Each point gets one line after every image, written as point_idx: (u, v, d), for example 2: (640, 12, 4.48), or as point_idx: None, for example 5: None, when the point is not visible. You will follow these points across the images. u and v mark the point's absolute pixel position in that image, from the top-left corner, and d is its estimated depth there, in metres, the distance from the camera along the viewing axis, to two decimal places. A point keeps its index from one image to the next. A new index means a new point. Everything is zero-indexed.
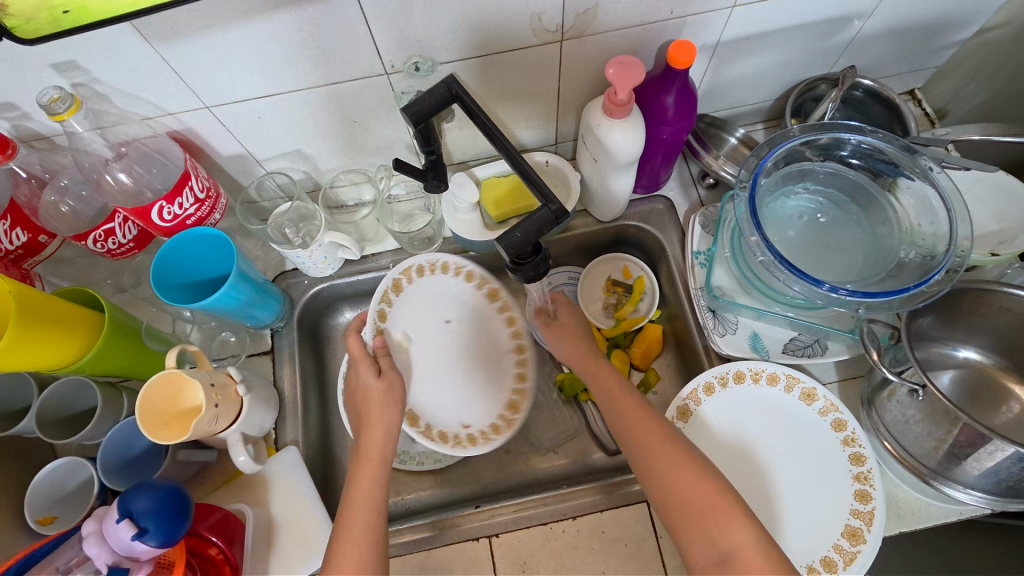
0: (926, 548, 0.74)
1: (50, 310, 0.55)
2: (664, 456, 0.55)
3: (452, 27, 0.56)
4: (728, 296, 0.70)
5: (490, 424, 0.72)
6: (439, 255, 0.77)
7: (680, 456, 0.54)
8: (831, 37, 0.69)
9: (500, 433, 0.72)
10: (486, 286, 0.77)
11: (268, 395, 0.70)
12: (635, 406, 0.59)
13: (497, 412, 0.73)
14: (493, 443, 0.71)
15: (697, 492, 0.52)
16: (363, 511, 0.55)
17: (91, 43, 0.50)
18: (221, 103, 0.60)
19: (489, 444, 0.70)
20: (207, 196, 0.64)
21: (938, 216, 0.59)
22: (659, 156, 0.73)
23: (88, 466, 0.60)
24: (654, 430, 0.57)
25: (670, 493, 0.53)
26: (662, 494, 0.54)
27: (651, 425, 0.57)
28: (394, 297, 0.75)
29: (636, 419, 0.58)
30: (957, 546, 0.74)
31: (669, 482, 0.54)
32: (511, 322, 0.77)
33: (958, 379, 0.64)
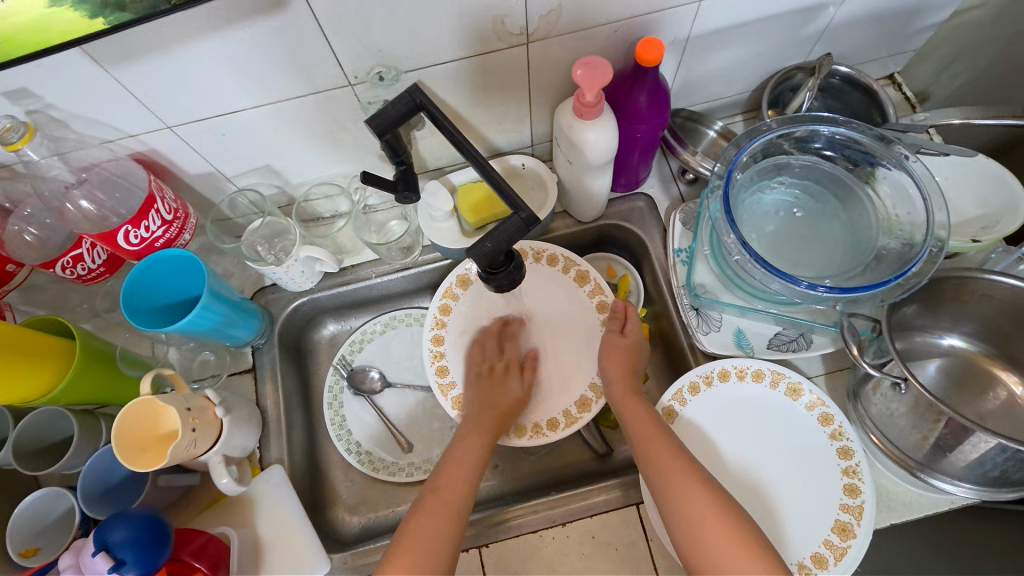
0: (916, 535, 0.74)
1: (17, 343, 0.54)
2: (686, 492, 0.55)
3: (413, 36, 0.55)
4: (709, 294, 0.70)
5: (551, 418, 0.71)
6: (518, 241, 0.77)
7: (702, 493, 0.55)
8: (805, 26, 0.68)
9: (555, 431, 0.70)
10: (575, 268, 0.77)
11: (250, 414, 0.69)
12: (661, 439, 0.60)
13: (562, 408, 0.71)
14: (540, 440, 0.70)
15: (716, 532, 0.53)
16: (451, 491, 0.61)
17: (40, 70, 0.48)
18: (184, 122, 0.58)
19: (534, 441, 0.70)
20: (175, 217, 0.63)
21: (915, 205, 0.58)
22: (636, 154, 0.72)
23: (69, 495, 0.59)
24: (673, 461, 0.58)
25: (690, 527, 0.54)
26: (681, 528, 0.55)
27: (674, 459, 0.58)
28: (458, 293, 0.77)
29: (660, 452, 0.59)
30: (949, 531, 0.73)
31: (690, 517, 0.54)
32: (601, 305, 0.76)
33: (944, 368, 0.63)
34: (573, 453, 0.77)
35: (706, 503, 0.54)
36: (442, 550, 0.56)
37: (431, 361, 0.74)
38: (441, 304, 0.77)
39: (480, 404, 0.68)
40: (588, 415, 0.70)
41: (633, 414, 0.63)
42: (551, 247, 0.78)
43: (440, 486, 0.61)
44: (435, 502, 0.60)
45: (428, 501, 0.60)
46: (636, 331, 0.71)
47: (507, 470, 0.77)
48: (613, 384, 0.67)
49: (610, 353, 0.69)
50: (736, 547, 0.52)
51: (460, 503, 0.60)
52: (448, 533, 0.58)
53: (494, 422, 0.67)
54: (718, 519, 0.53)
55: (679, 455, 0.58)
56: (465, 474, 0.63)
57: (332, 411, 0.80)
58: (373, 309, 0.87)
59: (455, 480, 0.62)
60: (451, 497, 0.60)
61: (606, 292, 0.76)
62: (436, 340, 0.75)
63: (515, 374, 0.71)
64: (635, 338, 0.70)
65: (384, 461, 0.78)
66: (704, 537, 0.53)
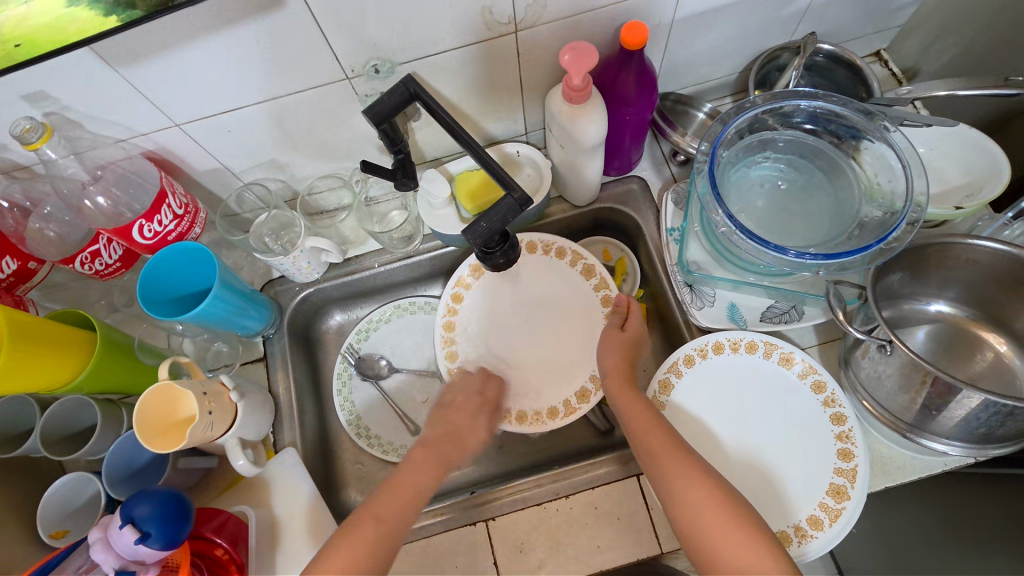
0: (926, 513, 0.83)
1: (45, 333, 0.58)
2: (685, 480, 0.57)
3: (403, 29, 0.57)
4: (703, 270, 0.71)
5: (551, 407, 0.73)
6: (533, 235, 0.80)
7: (702, 482, 0.57)
8: (787, 6, 0.69)
9: (555, 419, 0.72)
10: (580, 262, 0.79)
11: (263, 400, 0.72)
12: (658, 431, 0.61)
13: (564, 397, 0.74)
14: (540, 429, 0.72)
15: (714, 517, 0.54)
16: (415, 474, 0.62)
17: (56, 73, 0.51)
18: (191, 120, 0.61)
19: (534, 429, 0.72)
20: (186, 212, 0.66)
21: (895, 174, 0.60)
22: (627, 138, 0.74)
23: (95, 480, 0.62)
24: (672, 452, 0.59)
25: (688, 514, 0.56)
26: (682, 515, 0.56)
27: (671, 450, 0.59)
28: (471, 281, 0.80)
29: (657, 445, 0.60)
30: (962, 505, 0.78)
31: (690, 504, 0.56)
32: (606, 300, 0.77)
33: (933, 334, 0.65)
34: (576, 431, 0.80)
35: (700, 490, 0.56)
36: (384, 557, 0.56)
37: (442, 345, 0.77)
38: (454, 291, 0.79)
39: (450, 414, 0.70)
40: (586, 406, 0.72)
41: (630, 406, 0.65)
42: (561, 240, 0.80)
43: (401, 487, 0.61)
44: (376, 526, 0.57)
45: (362, 530, 0.56)
46: (637, 325, 0.72)
47: (513, 450, 0.79)
48: (610, 377, 0.68)
49: (613, 349, 0.70)
50: (731, 532, 0.53)
51: (392, 537, 0.57)
52: (378, 561, 0.55)
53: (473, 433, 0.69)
54: (715, 506, 0.55)
55: (676, 446, 0.60)
56: (425, 477, 0.63)
57: (342, 396, 0.83)
58: (378, 298, 0.90)
59: (413, 487, 0.61)
60: (404, 501, 0.60)
61: (611, 287, 0.77)
62: (449, 327, 0.78)
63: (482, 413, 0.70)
64: (636, 329, 0.71)
65: (393, 444, 0.81)
66: (703, 523, 0.55)
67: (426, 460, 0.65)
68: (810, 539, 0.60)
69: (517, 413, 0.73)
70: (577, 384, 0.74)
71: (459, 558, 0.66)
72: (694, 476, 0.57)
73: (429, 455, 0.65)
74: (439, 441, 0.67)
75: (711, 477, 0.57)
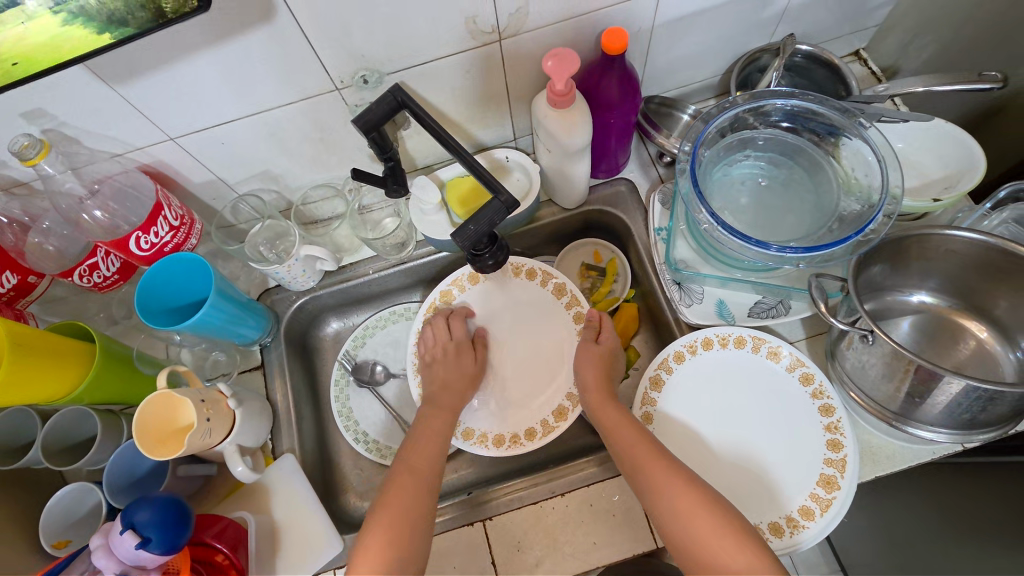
0: (922, 503, 0.85)
1: (44, 344, 0.59)
2: (671, 488, 0.58)
3: (389, 40, 0.59)
4: (691, 267, 0.73)
5: (528, 427, 0.74)
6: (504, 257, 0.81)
7: (688, 489, 0.58)
8: (764, 8, 0.71)
9: (533, 440, 0.73)
10: (551, 281, 0.80)
11: (261, 407, 0.73)
12: (639, 441, 0.62)
13: (541, 417, 0.74)
14: (518, 449, 0.73)
15: (702, 523, 0.56)
16: (429, 445, 0.68)
17: (53, 90, 0.53)
18: (186, 133, 0.63)
19: (511, 450, 0.72)
20: (182, 223, 0.68)
21: (872, 168, 0.61)
22: (612, 141, 0.76)
23: (97, 490, 0.63)
24: (655, 461, 0.60)
25: (679, 522, 0.56)
26: (672, 524, 0.57)
27: (655, 459, 0.60)
28: (442, 307, 0.81)
29: (641, 454, 0.61)
30: (957, 494, 0.79)
31: (680, 513, 0.57)
32: (578, 316, 0.78)
33: (917, 324, 0.66)
34: (571, 430, 0.81)
35: (687, 497, 0.57)
36: (417, 533, 0.59)
37: (451, 282, 0.81)
38: (426, 317, 0.80)
39: (437, 386, 0.73)
40: (564, 424, 0.73)
41: (610, 418, 0.66)
42: (531, 261, 0.81)
43: (417, 468, 0.65)
44: (412, 478, 0.63)
45: (399, 483, 0.63)
46: (611, 339, 0.74)
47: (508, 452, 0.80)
48: (589, 393, 0.69)
49: (592, 363, 0.71)
50: (722, 536, 0.55)
51: (427, 482, 0.64)
52: (424, 505, 0.62)
53: (454, 402, 0.72)
54: (704, 511, 0.56)
55: (660, 456, 0.61)
56: (435, 451, 0.67)
57: (339, 403, 0.84)
58: (373, 305, 0.91)
59: (428, 460, 0.66)
60: (420, 479, 0.64)
61: (583, 303, 0.78)
62: (421, 353, 0.79)
63: (468, 352, 0.76)
64: (610, 343, 0.73)
65: (391, 448, 0.82)
66: (692, 529, 0.56)
67: (432, 437, 0.69)
68: (802, 529, 0.61)
69: (494, 436, 0.74)
70: (552, 403, 0.75)
71: (457, 558, 0.67)
72: (681, 485, 0.58)
73: (431, 430, 0.69)
74: (436, 397, 0.72)
75: (697, 484, 0.58)
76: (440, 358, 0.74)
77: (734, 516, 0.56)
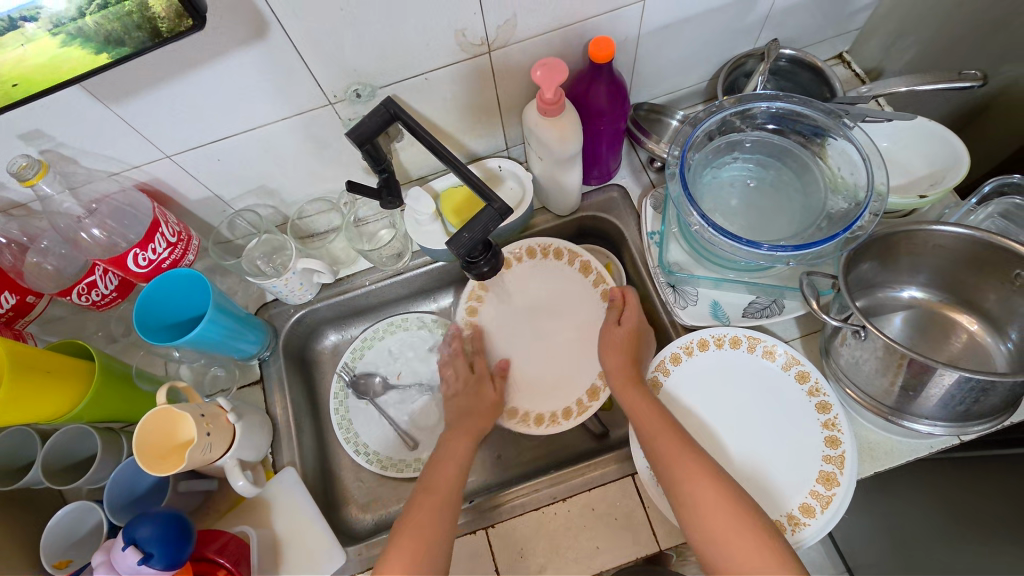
0: (929, 499, 0.84)
1: (44, 363, 0.59)
2: (692, 482, 0.58)
3: (381, 55, 0.60)
4: (685, 270, 0.74)
5: (566, 407, 0.76)
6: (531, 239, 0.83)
7: (710, 484, 0.58)
8: (747, 15, 0.73)
9: (568, 420, 0.75)
10: (579, 260, 0.82)
11: (261, 421, 0.73)
12: (664, 432, 0.62)
13: (576, 397, 0.77)
14: (556, 429, 0.75)
15: (720, 521, 0.56)
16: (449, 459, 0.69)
17: (51, 111, 0.54)
18: (182, 151, 0.64)
19: (550, 429, 0.75)
20: (179, 240, 0.69)
21: (857, 167, 0.63)
22: (603, 147, 0.77)
23: (97, 508, 0.62)
24: (681, 453, 0.60)
25: (698, 516, 0.57)
26: (692, 518, 0.57)
27: (678, 452, 0.60)
28: (481, 294, 0.84)
29: (664, 446, 0.61)
30: (961, 486, 0.79)
31: (699, 508, 0.57)
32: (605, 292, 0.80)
33: (909, 320, 0.67)
34: (571, 435, 0.81)
35: (708, 492, 0.57)
36: (439, 546, 0.59)
37: None
38: (467, 306, 0.83)
39: (456, 414, 0.75)
40: (598, 402, 0.75)
41: (636, 406, 0.66)
42: (558, 241, 0.83)
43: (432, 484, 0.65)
44: (430, 497, 0.64)
45: (417, 512, 0.62)
46: (635, 318, 0.73)
47: (510, 459, 0.80)
48: (614, 377, 0.69)
49: (615, 348, 0.71)
50: (739, 535, 0.55)
51: (451, 496, 0.65)
52: (444, 519, 0.62)
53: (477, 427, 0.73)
54: (723, 508, 0.56)
55: (684, 447, 0.61)
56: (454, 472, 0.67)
57: (339, 415, 0.83)
58: (372, 317, 0.92)
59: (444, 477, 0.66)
60: (441, 493, 0.64)
61: (608, 278, 0.80)
62: (466, 341, 0.82)
63: (487, 382, 0.77)
64: (632, 323, 0.72)
65: (392, 459, 0.82)
66: (705, 522, 0.56)
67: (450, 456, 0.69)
68: (803, 526, 0.62)
69: (535, 415, 0.77)
70: (585, 386, 0.77)
71: (461, 566, 0.67)
72: (700, 474, 0.58)
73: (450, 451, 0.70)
74: (460, 421, 0.74)
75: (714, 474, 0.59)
76: (459, 391, 0.76)
77: (748, 511, 0.56)
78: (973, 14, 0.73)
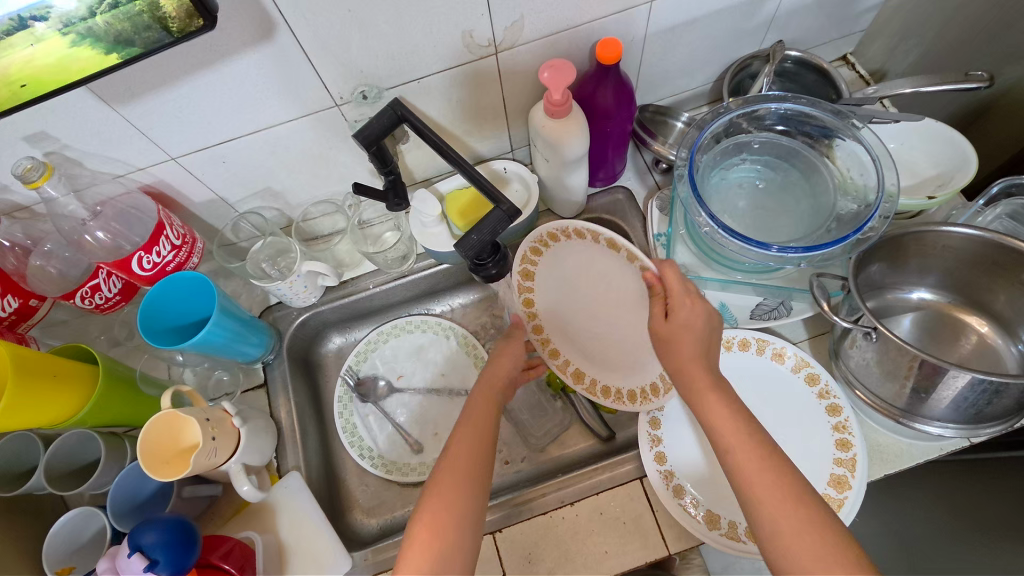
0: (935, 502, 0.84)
1: (48, 367, 0.58)
2: (775, 506, 0.50)
3: (389, 56, 0.60)
4: (691, 271, 0.72)
5: (652, 383, 0.73)
6: (543, 227, 0.79)
7: (794, 508, 0.49)
8: (752, 16, 0.73)
9: (660, 396, 0.71)
10: (601, 237, 0.76)
11: (266, 425, 0.72)
12: (745, 444, 0.53)
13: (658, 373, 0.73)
14: (649, 406, 0.72)
15: (804, 549, 0.48)
16: (467, 445, 0.61)
17: (58, 112, 0.53)
18: (187, 153, 0.63)
19: (645, 405, 0.72)
20: (183, 242, 0.68)
21: (867, 168, 0.62)
22: (609, 148, 0.77)
23: (100, 513, 0.62)
24: (761, 473, 0.51)
25: (779, 544, 0.49)
26: (771, 545, 0.49)
27: (760, 468, 0.52)
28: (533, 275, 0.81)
29: (744, 461, 0.52)
30: (973, 489, 0.79)
31: (780, 537, 0.49)
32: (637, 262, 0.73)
33: (918, 322, 0.67)
34: (578, 439, 0.80)
35: (794, 517, 0.49)
36: (464, 554, 0.55)
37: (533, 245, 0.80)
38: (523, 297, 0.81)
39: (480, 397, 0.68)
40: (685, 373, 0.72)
41: (713, 412, 0.56)
42: (572, 222, 0.78)
43: (454, 470, 0.59)
44: (445, 488, 0.57)
45: (436, 517, 0.55)
46: (686, 309, 0.59)
47: (517, 463, 0.80)
48: (684, 375, 0.58)
49: (677, 343, 0.59)
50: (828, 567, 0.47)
51: (469, 494, 0.58)
52: (471, 510, 0.57)
53: (483, 413, 0.66)
54: (811, 535, 0.48)
55: (765, 461, 0.52)
56: (473, 460, 0.60)
57: (343, 419, 0.83)
58: (376, 320, 0.91)
59: (466, 467, 0.59)
60: (461, 485, 0.58)
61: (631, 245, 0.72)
62: (536, 327, 0.80)
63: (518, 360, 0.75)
64: (687, 316, 0.59)
65: (397, 463, 0.81)
66: (791, 553, 0.48)
67: (464, 445, 0.62)
68: None
69: (628, 392, 0.74)
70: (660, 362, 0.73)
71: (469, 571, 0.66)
72: (785, 500, 0.50)
73: (464, 439, 0.62)
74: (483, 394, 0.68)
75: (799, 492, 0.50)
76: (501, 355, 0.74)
77: (838, 537, 0.48)
78: (976, 16, 0.73)
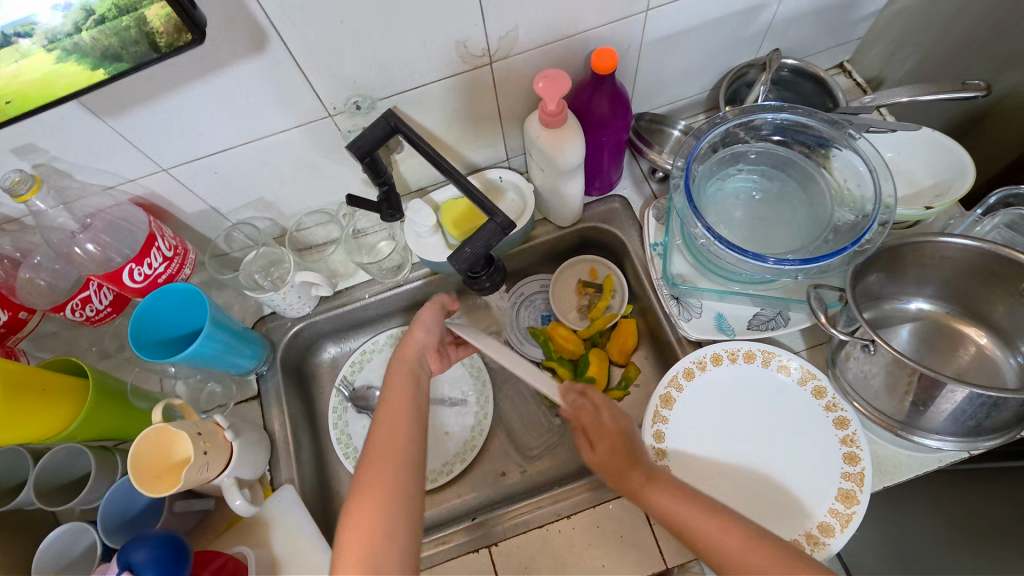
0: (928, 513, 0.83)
1: (37, 382, 0.58)
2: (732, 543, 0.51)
3: (381, 67, 0.60)
4: (688, 282, 0.73)
5: None
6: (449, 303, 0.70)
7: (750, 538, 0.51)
8: (749, 25, 0.72)
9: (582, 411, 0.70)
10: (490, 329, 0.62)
11: (259, 438, 0.72)
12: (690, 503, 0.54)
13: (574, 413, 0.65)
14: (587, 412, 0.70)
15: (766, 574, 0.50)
16: (403, 412, 0.60)
17: (46, 125, 0.53)
18: (178, 164, 0.63)
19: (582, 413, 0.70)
20: (175, 254, 0.67)
21: (864, 179, 0.62)
22: (605, 157, 0.76)
23: (91, 529, 0.61)
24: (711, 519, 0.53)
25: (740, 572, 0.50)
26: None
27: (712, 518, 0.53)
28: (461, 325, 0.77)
29: (699, 524, 0.53)
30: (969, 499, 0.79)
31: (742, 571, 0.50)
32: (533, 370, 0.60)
33: (916, 332, 0.66)
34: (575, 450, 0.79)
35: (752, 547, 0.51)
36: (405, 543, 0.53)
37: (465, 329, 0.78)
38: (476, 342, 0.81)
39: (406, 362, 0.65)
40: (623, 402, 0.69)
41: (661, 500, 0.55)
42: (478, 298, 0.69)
43: (378, 450, 0.57)
44: (378, 467, 0.55)
45: (364, 501, 0.54)
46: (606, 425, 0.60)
47: (514, 476, 0.79)
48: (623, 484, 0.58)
49: (612, 466, 0.58)
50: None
51: (407, 474, 0.56)
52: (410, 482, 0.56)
53: (408, 381, 0.63)
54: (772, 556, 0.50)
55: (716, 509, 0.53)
56: (405, 433, 0.58)
57: (338, 429, 0.83)
58: (370, 330, 0.90)
59: (400, 445, 0.57)
60: (396, 464, 0.56)
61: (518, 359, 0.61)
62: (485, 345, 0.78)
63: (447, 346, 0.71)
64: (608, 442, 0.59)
65: None
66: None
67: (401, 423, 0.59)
68: (824, 545, 0.60)
69: None
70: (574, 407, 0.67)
71: None
72: (737, 536, 0.51)
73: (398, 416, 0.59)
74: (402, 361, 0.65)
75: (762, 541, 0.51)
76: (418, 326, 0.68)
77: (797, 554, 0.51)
78: (972, 24, 0.73)
